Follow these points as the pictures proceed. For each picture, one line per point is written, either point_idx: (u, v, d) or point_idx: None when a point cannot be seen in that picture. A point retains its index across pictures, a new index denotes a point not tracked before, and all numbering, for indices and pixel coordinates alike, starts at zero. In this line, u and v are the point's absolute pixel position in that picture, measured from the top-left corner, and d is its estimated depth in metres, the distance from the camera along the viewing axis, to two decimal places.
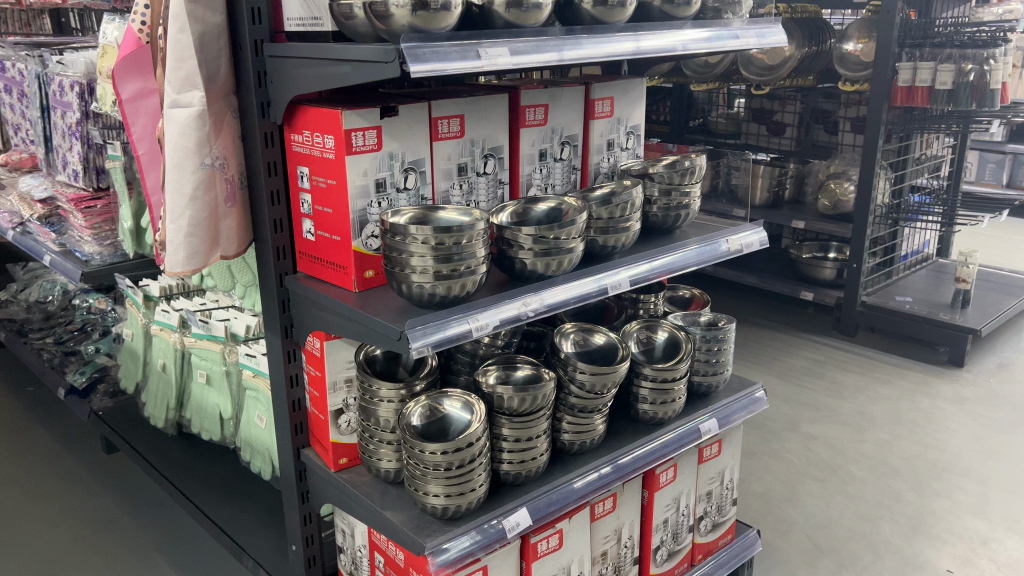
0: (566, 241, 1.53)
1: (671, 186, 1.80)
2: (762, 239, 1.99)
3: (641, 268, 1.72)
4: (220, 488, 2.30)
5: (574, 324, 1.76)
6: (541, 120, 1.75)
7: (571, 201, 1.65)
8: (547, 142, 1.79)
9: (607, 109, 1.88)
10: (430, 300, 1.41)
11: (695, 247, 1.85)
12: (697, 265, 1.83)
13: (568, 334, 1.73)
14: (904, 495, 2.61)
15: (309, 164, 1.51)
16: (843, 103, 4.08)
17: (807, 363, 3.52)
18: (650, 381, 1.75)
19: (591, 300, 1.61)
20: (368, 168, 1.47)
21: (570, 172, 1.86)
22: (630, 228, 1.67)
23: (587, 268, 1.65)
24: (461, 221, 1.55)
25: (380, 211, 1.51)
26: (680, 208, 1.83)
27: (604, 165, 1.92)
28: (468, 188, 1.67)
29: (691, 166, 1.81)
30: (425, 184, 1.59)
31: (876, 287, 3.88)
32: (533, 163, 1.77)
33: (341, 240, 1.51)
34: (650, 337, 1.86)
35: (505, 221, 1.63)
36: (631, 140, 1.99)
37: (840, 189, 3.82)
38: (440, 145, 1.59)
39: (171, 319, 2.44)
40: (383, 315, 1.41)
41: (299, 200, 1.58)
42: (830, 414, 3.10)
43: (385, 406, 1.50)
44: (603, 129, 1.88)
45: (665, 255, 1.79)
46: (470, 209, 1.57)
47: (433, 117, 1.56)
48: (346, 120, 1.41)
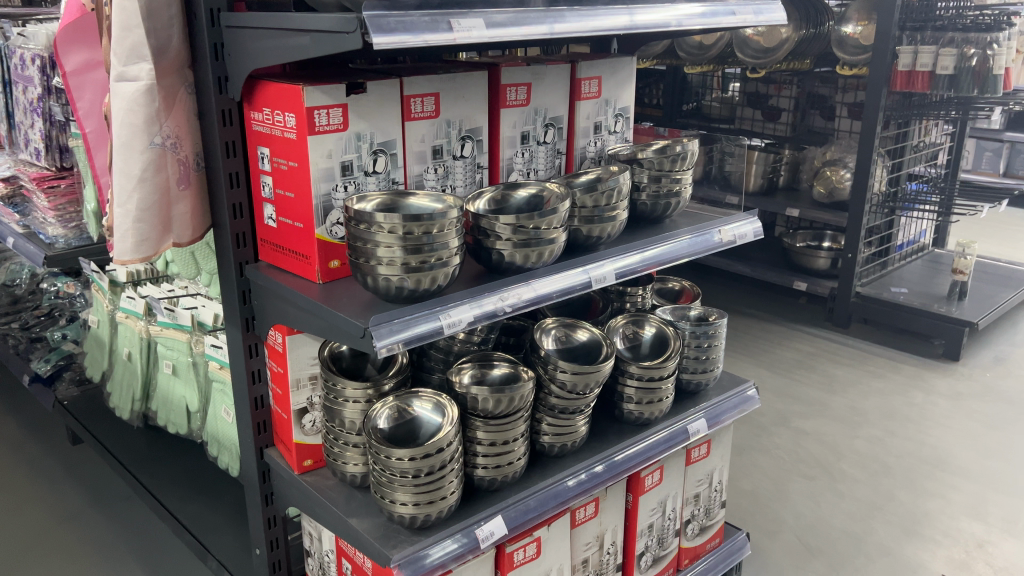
0: (547, 231, 1.42)
1: (662, 169, 1.69)
2: (756, 230, 1.86)
3: (629, 260, 1.60)
4: (185, 483, 2.19)
5: (555, 319, 1.61)
6: (523, 100, 1.64)
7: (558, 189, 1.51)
8: (530, 123, 1.67)
9: (594, 89, 1.76)
10: (398, 295, 1.30)
11: (688, 238, 1.73)
12: (689, 257, 1.71)
13: (549, 330, 1.59)
14: (896, 495, 2.52)
15: (271, 145, 1.42)
16: (840, 88, 3.95)
17: (799, 355, 3.42)
18: (637, 379, 1.65)
19: (575, 293, 1.50)
20: (333, 149, 1.37)
21: (554, 156, 1.75)
22: (617, 217, 1.56)
23: (575, 260, 1.53)
24: (432, 209, 1.44)
25: (345, 196, 1.41)
26: (670, 195, 1.71)
27: (591, 150, 1.81)
28: (444, 172, 1.57)
29: (683, 151, 1.69)
30: (397, 167, 1.48)
31: (871, 278, 3.78)
32: (514, 146, 1.66)
33: (303, 227, 1.41)
34: (636, 332, 1.75)
35: (482, 208, 1.50)
36: (619, 122, 1.86)
37: (835, 176, 3.71)
38: (411, 124, 1.48)
39: (137, 306, 2.33)
40: (347, 310, 1.30)
41: (259, 183, 1.48)
42: (821, 408, 3.01)
43: (351, 406, 1.40)
44: (589, 111, 1.77)
45: (657, 247, 1.66)
46: (444, 195, 1.46)
47: (405, 95, 1.45)
48: (309, 97, 1.32)
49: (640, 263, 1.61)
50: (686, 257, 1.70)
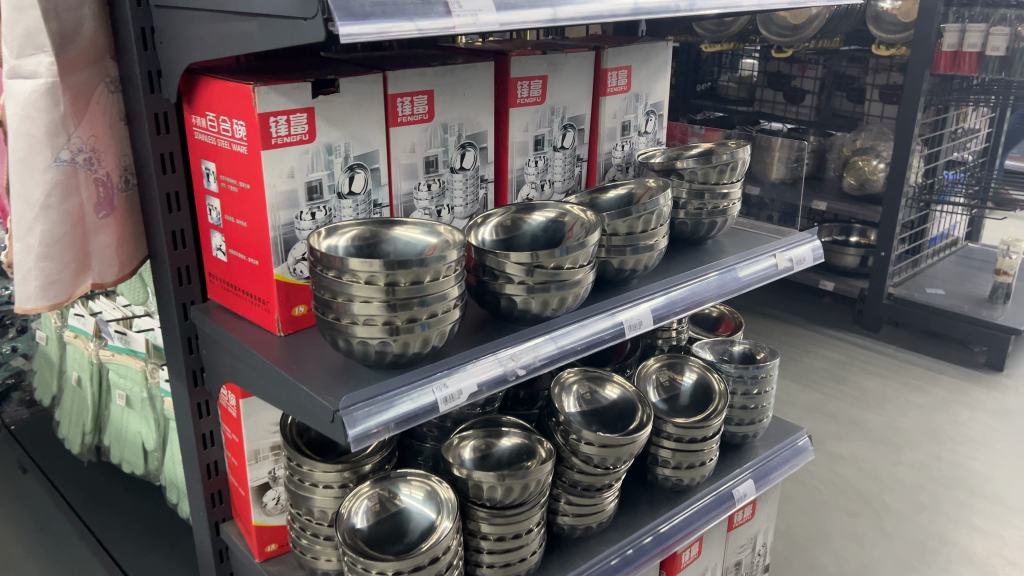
0: (571, 270, 1.10)
1: (707, 180, 1.37)
2: (815, 252, 1.52)
3: (667, 297, 1.28)
4: (141, 532, 1.89)
5: (576, 371, 1.31)
6: (537, 97, 1.32)
7: (592, 215, 1.17)
8: (545, 126, 1.35)
9: (623, 82, 1.44)
10: (378, 361, 0.99)
11: (714, 277, 1.35)
12: (716, 300, 1.34)
13: (570, 386, 1.28)
14: (950, 535, 2.23)
15: (217, 160, 1.11)
16: (871, 69, 3.60)
17: (828, 364, 3.13)
18: (673, 441, 1.35)
19: (605, 344, 1.19)
20: (296, 166, 1.07)
21: (574, 164, 1.44)
22: (655, 245, 1.25)
23: (602, 302, 1.22)
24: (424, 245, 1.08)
25: (313, 225, 1.11)
26: (716, 213, 1.40)
27: (617, 155, 1.50)
28: (439, 188, 1.26)
29: (732, 160, 1.37)
30: (381, 184, 1.18)
31: (903, 278, 3.48)
32: (527, 153, 1.35)
33: (259, 265, 1.11)
34: (673, 380, 1.45)
35: (488, 238, 1.17)
36: (651, 121, 1.54)
37: (867, 166, 3.38)
38: (396, 130, 1.17)
39: (86, 326, 1.98)
40: (312, 380, 1.00)
41: (205, 206, 1.17)
42: (857, 428, 2.71)
43: (321, 493, 1.10)
44: (616, 108, 1.45)
45: (697, 281, 1.33)
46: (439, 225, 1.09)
47: (389, 95, 1.14)
48: (261, 101, 1.01)
49: (680, 302, 1.29)
50: (712, 301, 1.33)
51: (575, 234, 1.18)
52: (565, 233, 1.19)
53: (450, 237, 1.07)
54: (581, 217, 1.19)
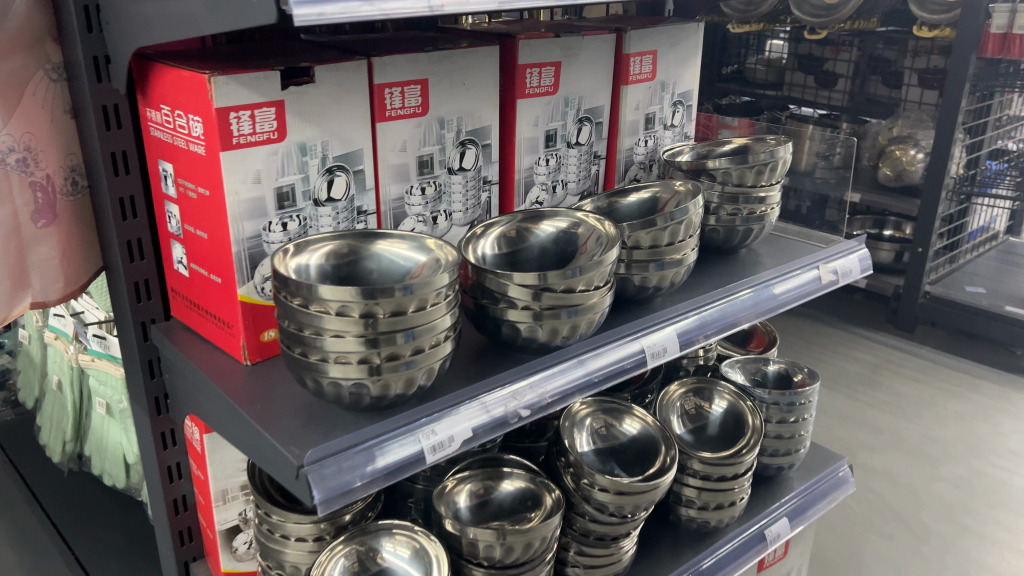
0: (585, 293, 0.94)
1: (742, 182, 1.21)
2: (863, 262, 1.34)
3: (695, 320, 1.11)
4: (121, 552, 1.76)
5: (590, 403, 1.15)
6: (549, 86, 1.16)
7: (612, 228, 1.00)
8: (557, 119, 1.19)
9: (647, 69, 1.27)
10: (355, 404, 0.84)
11: (748, 295, 1.18)
12: (750, 321, 1.17)
13: (582, 420, 1.13)
14: (995, 562, 2.05)
15: (175, 160, 0.95)
16: (910, 52, 3.37)
17: (860, 367, 2.95)
18: (699, 479, 1.20)
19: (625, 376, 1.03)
20: (264, 169, 0.91)
21: (591, 162, 1.27)
22: (683, 260, 1.09)
23: (621, 327, 1.05)
24: (411, 262, 0.91)
25: (285, 238, 0.95)
26: (752, 220, 1.23)
27: (640, 152, 1.32)
28: (436, 192, 1.10)
29: (770, 160, 1.20)
30: (366, 189, 1.02)
31: (941, 276, 3.29)
32: (537, 151, 1.18)
33: (222, 283, 0.95)
34: (699, 409, 1.29)
35: (489, 253, 1.00)
36: (679, 113, 1.37)
37: (905, 156, 3.17)
38: (385, 126, 1.01)
39: (66, 327, 1.84)
40: (277, 425, 0.85)
41: (164, 213, 1.01)
42: (892, 439, 2.54)
43: (294, 547, 0.95)
44: (640, 98, 1.28)
45: (730, 299, 1.16)
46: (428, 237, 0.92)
47: (376, 86, 0.99)
48: (218, 93, 0.85)
49: (710, 325, 1.13)
50: (743, 323, 1.16)
51: (590, 249, 1.01)
52: (579, 248, 1.02)
53: (444, 253, 0.89)
54: (599, 228, 1.02)
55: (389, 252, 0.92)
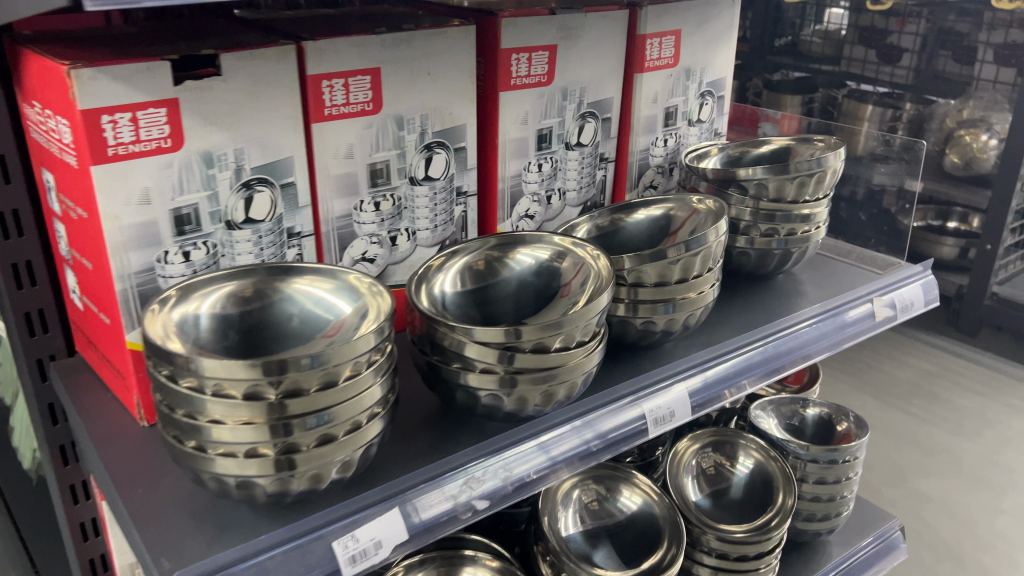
0: (565, 352, 0.72)
1: (779, 198, 0.98)
2: (929, 290, 1.09)
3: (735, 363, 0.90)
4: None
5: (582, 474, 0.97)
6: (542, 75, 0.94)
7: (604, 262, 0.78)
8: (552, 115, 0.97)
9: (668, 53, 1.04)
10: (251, 502, 0.64)
11: (789, 334, 0.95)
12: (796, 364, 0.95)
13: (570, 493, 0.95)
14: None
15: (53, 171, 0.76)
16: (986, 24, 3.00)
17: (914, 377, 2.67)
18: (716, 559, 0.97)
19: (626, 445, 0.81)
20: (154, 187, 0.71)
21: (596, 167, 1.05)
22: (702, 299, 0.86)
23: (629, 381, 0.84)
24: (337, 311, 0.71)
25: (188, 270, 0.76)
26: (791, 243, 1.00)
27: (657, 153, 1.10)
28: (394, 207, 0.89)
29: (817, 169, 0.97)
30: (300, 207, 0.82)
31: (1009, 275, 2.97)
32: (526, 154, 0.97)
33: (111, 325, 0.76)
34: (720, 470, 1.08)
35: (450, 295, 0.79)
36: (707, 106, 1.13)
37: (975, 143, 2.85)
38: (324, 128, 0.81)
39: None
40: (153, 524, 0.66)
41: (54, 231, 0.82)
42: (948, 462, 2.28)
43: None
44: (658, 89, 1.05)
45: (779, 336, 0.94)
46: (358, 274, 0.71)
47: (310, 78, 0.78)
48: (83, 91, 0.65)
49: (755, 368, 0.91)
50: (815, 356, 0.96)
51: (575, 287, 0.79)
52: (561, 286, 0.80)
53: (377, 302, 0.68)
54: (589, 260, 0.80)
55: (314, 301, 0.71)
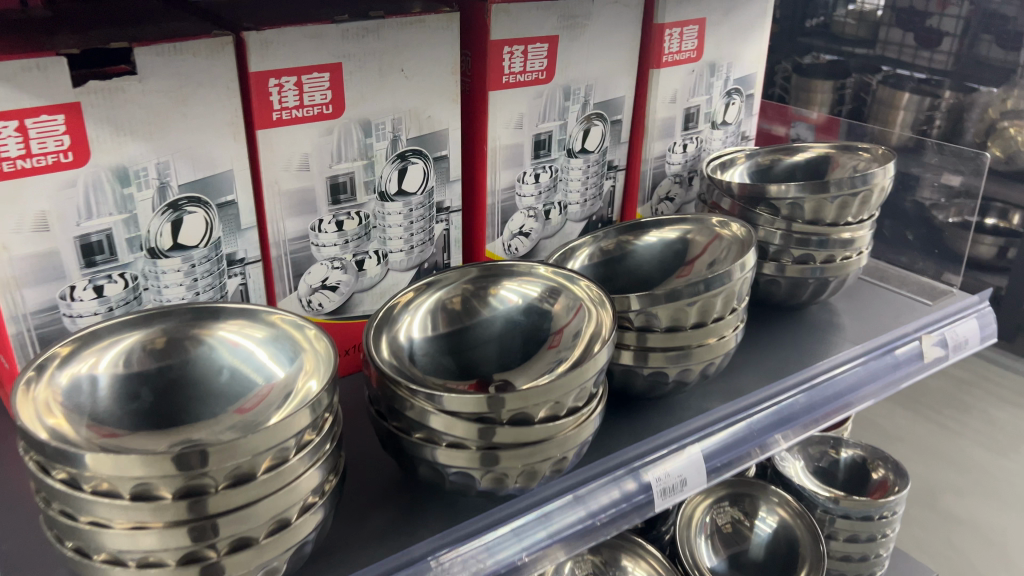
0: (552, 425, 0.58)
1: (817, 219, 0.83)
2: (985, 326, 0.94)
3: (764, 416, 0.76)
4: None
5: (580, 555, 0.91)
6: (540, 71, 0.79)
7: (606, 307, 0.65)
8: (553, 117, 0.83)
9: (689, 45, 0.89)
10: None
11: (827, 382, 0.81)
12: (836, 416, 0.80)
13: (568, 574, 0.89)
14: None
15: None
16: None
17: (945, 384, 2.43)
18: None
19: (633, 521, 0.67)
20: (52, 212, 0.58)
21: (604, 176, 0.91)
22: (723, 345, 0.72)
23: (636, 443, 0.70)
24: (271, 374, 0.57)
25: (100, 308, 0.63)
26: (829, 270, 0.86)
27: (674, 160, 0.95)
28: (360, 226, 0.75)
29: (863, 186, 0.82)
30: (243, 229, 0.69)
31: None
32: (520, 162, 0.83)
33: (9, 371, 0.64)
34: (738, 530, 0.96)
35: (419, 343, 0.66)
36: (733, 106, 0.98)
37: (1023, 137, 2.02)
38: (272, 136, 0.67)
39: None
40: None
41: None
42: (981, 484, 2.02)
43: None
44: (677, 87, 0.90)
45: (816, 383, 0.81)
46: (297, 324, 0.58)
47: (252, 75, 0.64)
48: None
49: (788, 421, 0.78)
50: (860, 404, 0.82)
51: (568, 335, 0.66)
52: (552, 332, 0.67)
53: (317, 348, 0.56)
54: (584, 301, 0.67)
55: (242, 359, 0.58)
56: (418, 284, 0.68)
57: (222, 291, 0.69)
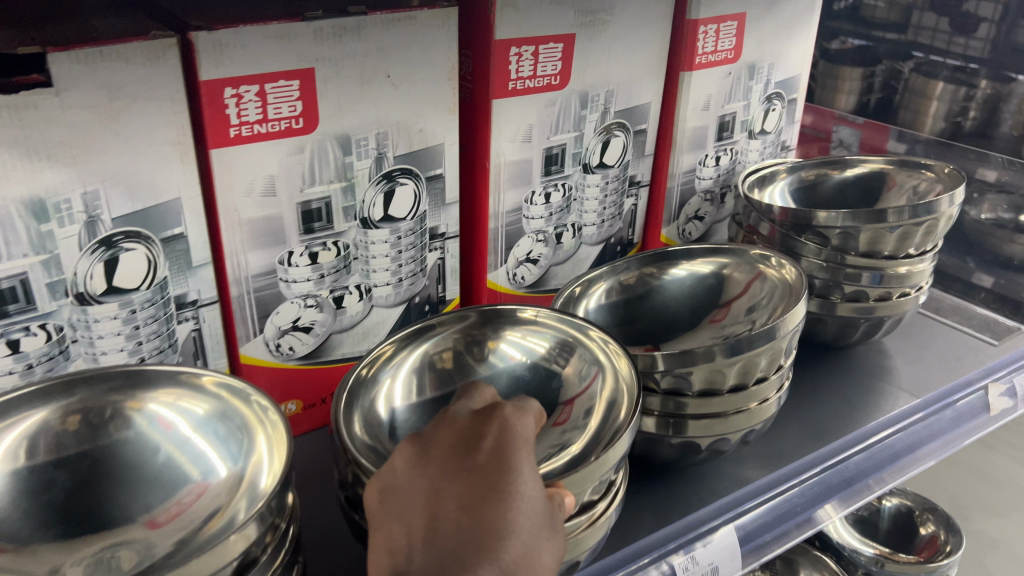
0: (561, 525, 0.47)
1: (872, 251, 0.71)
2: None
3: (810, 484, 0.66)
4: None
5: None
6: (553, 75, 0.67)
7: (625, 377, 0.54)
8: (567, 128, 0.71)
9: (726, 45, 0.77)
10: None
11: (880, 443, 0.70)
12: (892, 482, 0.70)
13: None
14: None
15: None
16: None
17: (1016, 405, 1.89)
18: None
19: None
20: None
21: (624, 194, 0.79)
22: (764, 409, 0.61)
23: (658, 527, 0.59)
24: (216, 468, 0.48)
25: (16, 366, 0.52)
26: (883, 309, 0.74)
27: (704, 175, 0.84)
28: (339, 258, 0.64)
29: (931, 214, 0.70)
30: (195, 266, 0.58)
31: None
32: (528, 180, 0.71)
33: None
34: None
35: (401, 411, 0.57)
36: (773, 112, 0.86)
37: None
38: (230, 156, 0.56)
39: None
40: None
41: None
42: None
43: None
44: (711, 93, 0.79)
45: (868, 445, 0.70)
46: (240, 403, 0.48)
47: (203, 85, 0.53)
48: None
49: (839, 488, 0.67)
50: (919, 467, 0.72)
51: (579, 408, 0.56)
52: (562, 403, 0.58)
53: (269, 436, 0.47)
54: (598, 363, 0.57)
55: (180, 445, 0.49)
56: (399, 337, 0.59)
57: (171, 339, 0.59)
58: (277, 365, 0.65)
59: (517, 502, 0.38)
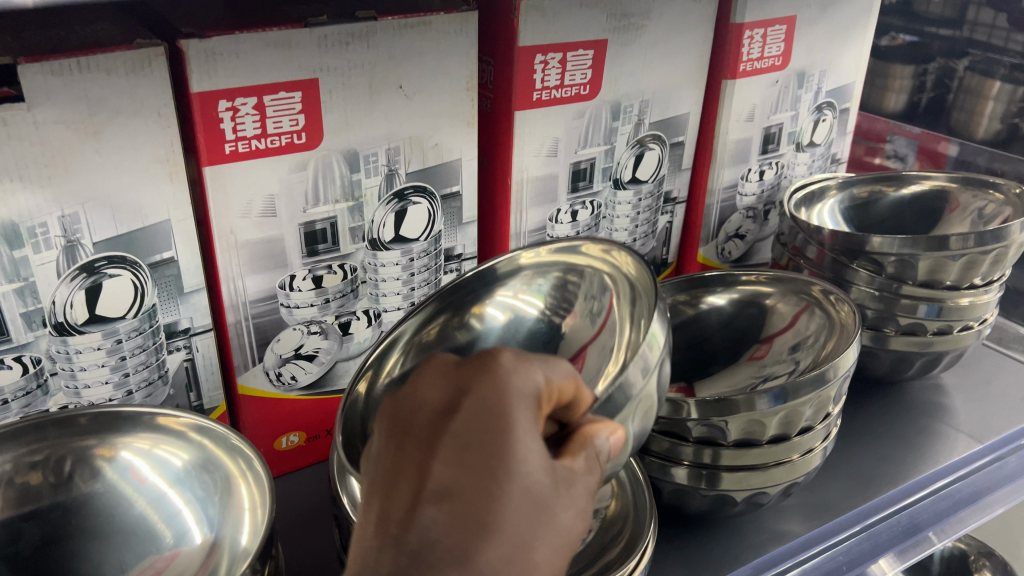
0: None
1: (932, 281, 0.65)
2: None
3: (865, 538, 0.61)
4: None
5: None
6: (581, 84, 0.61)
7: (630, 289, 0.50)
8: (597, 141, 0.65)
9: (773, 50, 0.70)
10: None
11: (944, 489, 0.65)
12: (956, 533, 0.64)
13: None
14: None
15: None
16: None
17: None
18: None
19: None
20: None
21: (659, 210, 0.74)
22: (809, 458, 0.54)
23: None
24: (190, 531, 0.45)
25: None
26: (941, 344, 0.67)
27: (747, 190, 0.77)
28: (346, 281, 0.59)
29: (1000, 242, 0.63)
30: (187, 292, 0.53)
31: None
32: (554, 198, 0.66)
33: None
34: None
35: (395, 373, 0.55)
36: (824, 123, 0.80)
37: None
38: (224, 175, 0.51)
39: None
40: None
41: None
42: None
43: None
44: (757, 102, 0.72)
45: (930, 492, 0.64)
46: (222, 458, 0.45)
47: (193, 97, 0.48)
48: None
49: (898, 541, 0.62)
50: (987, 515, 0.66)
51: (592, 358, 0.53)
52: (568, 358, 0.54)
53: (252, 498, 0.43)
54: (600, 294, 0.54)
55: (154, 501, 0.46)
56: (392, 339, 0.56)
57: (161, 370, 0.54)
58: (278, 396, 0.61)
59: (483, 496, 0.32)
